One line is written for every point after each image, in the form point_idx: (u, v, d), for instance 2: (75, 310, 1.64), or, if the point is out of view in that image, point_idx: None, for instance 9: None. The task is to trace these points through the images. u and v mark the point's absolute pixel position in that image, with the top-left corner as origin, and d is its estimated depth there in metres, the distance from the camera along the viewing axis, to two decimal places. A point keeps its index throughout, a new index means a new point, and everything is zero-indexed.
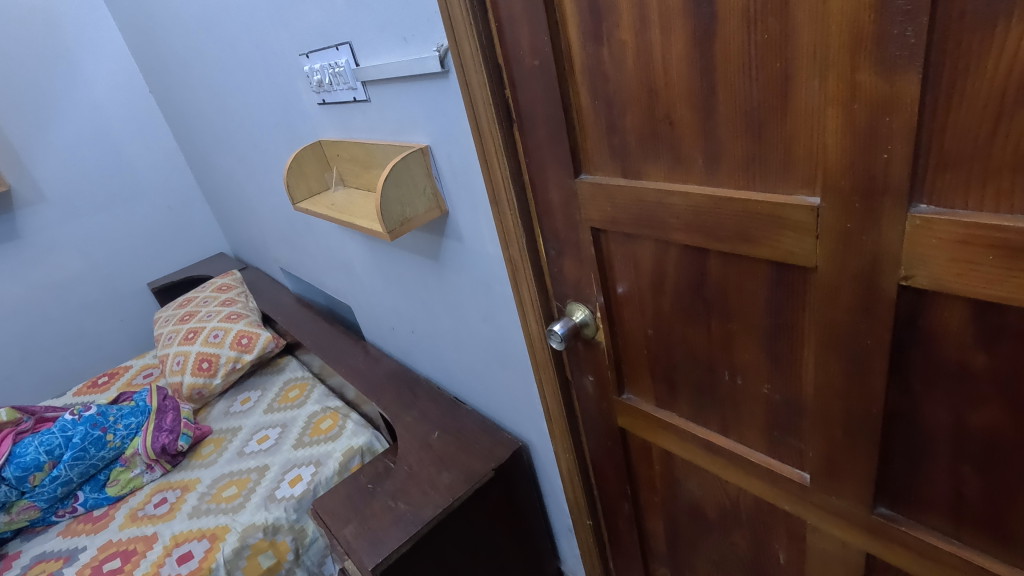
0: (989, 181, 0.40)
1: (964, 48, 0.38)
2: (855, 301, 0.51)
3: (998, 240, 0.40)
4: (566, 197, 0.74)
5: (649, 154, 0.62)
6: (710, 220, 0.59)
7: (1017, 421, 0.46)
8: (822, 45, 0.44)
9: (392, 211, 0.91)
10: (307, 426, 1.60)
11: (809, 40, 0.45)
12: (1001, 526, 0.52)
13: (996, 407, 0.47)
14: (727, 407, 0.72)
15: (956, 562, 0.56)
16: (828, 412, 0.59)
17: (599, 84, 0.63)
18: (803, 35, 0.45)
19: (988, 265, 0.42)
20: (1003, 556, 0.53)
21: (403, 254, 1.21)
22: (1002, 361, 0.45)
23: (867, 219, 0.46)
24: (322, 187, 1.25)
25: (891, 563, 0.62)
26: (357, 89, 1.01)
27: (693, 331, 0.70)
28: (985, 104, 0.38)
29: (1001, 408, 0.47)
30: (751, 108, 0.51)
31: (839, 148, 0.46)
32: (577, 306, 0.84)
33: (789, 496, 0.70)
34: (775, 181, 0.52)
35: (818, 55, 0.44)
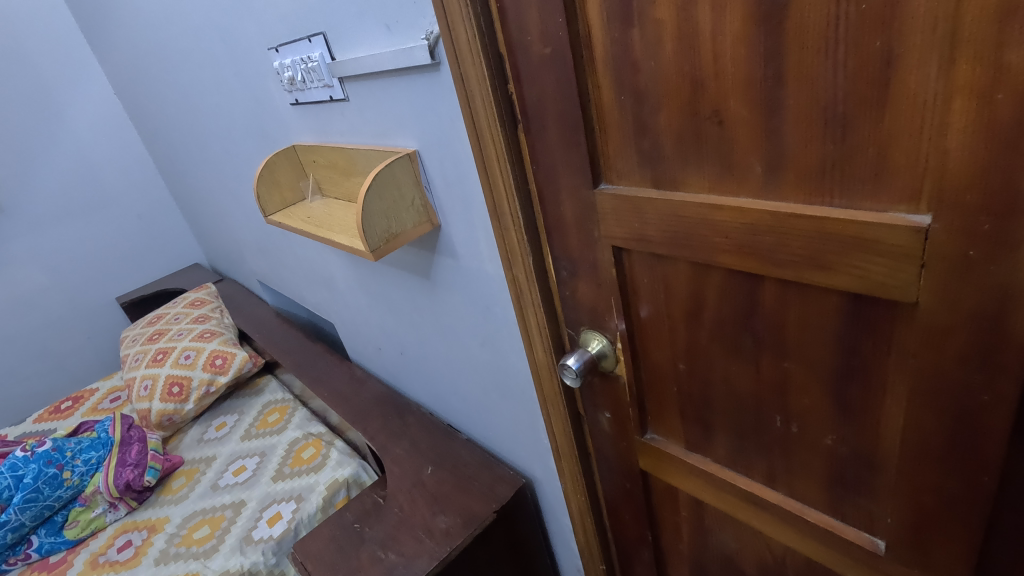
0: None
1: None
2: (968, 346, 0.40)
3: None
4: (582, 210, 0.63)
5: (689, 160, 0.51)
6: (770, 241, 0.48)
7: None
8: (952, 15, 0.33)
9: (376, 227, 0.79)
10: (288, 455, 1.46)
11: (930, 10, 0.33)
12: None
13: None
14: (777, 457, 0.61)
15: None
16: (917, 474, 0.48)
17: (627, 75, 0.52)
18: (919, 3, 0.34)
19: None
20: None
21: (389, 270, 1.09)
22: None
23: (999, 244, 0.36)
24: (297, 197, 1.12)
25: None
26: (333, 87, 0.89)
27: (738, 370, 0.59)
28: None
29: None
30: (834, 101, 0.40)
31: (966, 153, 0.35)
32: (593, 336, 0.72)
33: (854, 562, 0.59)
34: (862, 194, 0.41)
35: (943, 29, 0.33)
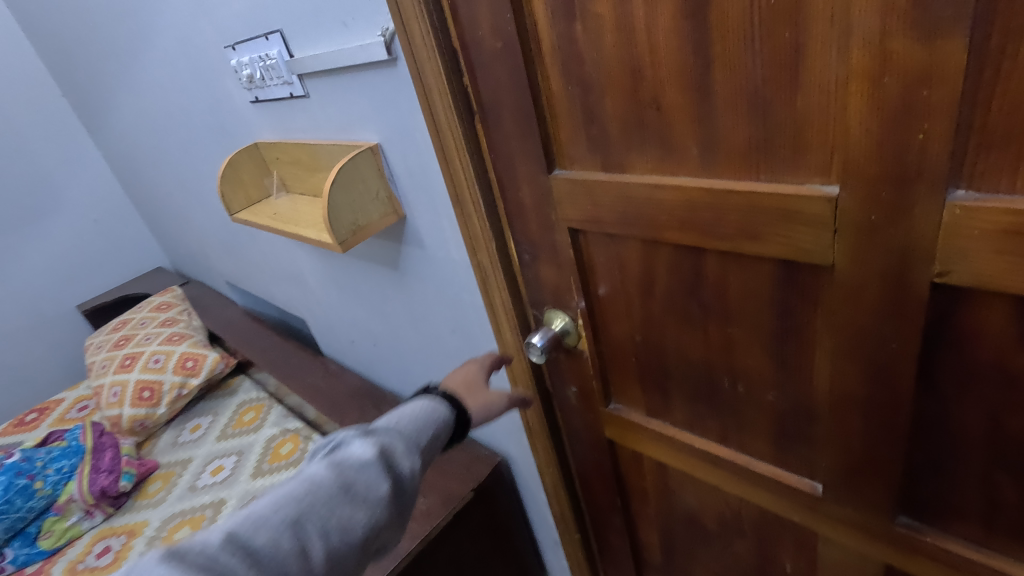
0: None
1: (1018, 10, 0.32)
2: (879, 301, 0.45)
3: None
4: (540, 195, 0.67)
5: (634, 143, 0.55)
6: (708, 216, 0.52)
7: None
8: (846, 8, 0.37)
9: (342, 219, 0.81)
10: (266, 451, 1.47)
11: (827, 4, 0.38)
12: None
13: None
14: (727, 416, 0.66)
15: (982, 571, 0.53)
16: (845, 419, 0.54)
17: (573, 66, 0.55)
18: None
19: None
20: None
21: (358, 264, 1.11)
22: None
23: (896, 209, 0.41)
24: (261, 194, 1.13)
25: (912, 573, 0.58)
26: (293, 84, 0.90)
27: (688, 337, 0.64)
28: None
29: None
30: (755, 86, 0.44)
31: (865, 130, 0.39)
32: (556, 314, 0.76)
33: (799, 508, 0.65)
34: (784, 169, 0.46)
35: (840, 21, 0.38)
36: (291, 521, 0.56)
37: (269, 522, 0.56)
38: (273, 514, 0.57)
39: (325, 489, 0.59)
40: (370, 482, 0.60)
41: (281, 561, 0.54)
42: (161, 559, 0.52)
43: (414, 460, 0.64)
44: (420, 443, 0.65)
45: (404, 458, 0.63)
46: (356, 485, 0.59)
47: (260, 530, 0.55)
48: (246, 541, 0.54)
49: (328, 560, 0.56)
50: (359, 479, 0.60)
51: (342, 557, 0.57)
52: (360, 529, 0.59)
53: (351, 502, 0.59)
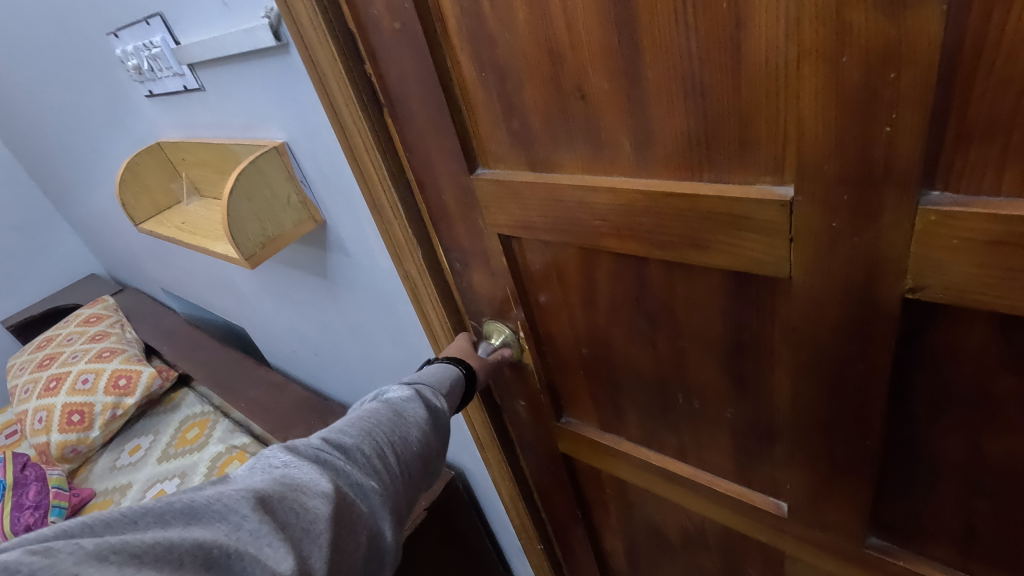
0: None
1: None
2: (843, 318, 0.39)
3: None
4: (463, 198, 0.58)
5: (559, 138, 0.47)
6: (648, 222, 0.45)
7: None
8: None
9: (248, 231, 0.73)
10: (211, 471, 1.34)
11: None
12: (1018, 559, 0.43)
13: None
14: (684, 431, 0.60)
15: None
16: (810, 442, 0.48)
17: (485, 48, 0.46)
18: None
19: None
20: None
21: (286, 271, 1.00)
22: None
23: (860, 213, 0.34)
24: (170, 201, 1.02)
25: None
26: (185, 76, 0.79)
27: (637, 350, 0.57)
28: None
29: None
30: (691, 69, 0.36)
31: (821, 121, 0.32)
32: (495, 327, 0.69)
33: (764, 526, 0.60)
34: (730, 167, 0.39)
35: None
36: (367, 430, 0.55)
37: (348, 431, 0.54)
38: (350, 426, 0.55)
39: (382, 410, 0.58)
40: (419, 405, 0.59)
41: (366, 459, 0.53)
42: (276, 453, 0.51)
43: (451, 397, 0.63)
44: (453, 385, 0.64)
45: (444, 391, 0.63)
46: (410, 405, 0.59)
47: (345, 435, 0.54)
48: (336, 442, 0.53)
49: (403, 465, 0.56)
50: (408, 405, 0.59)
51: (412, 465, 0.56)
52: (425, 440, 0.58)
53: (408, 421, 0.57)
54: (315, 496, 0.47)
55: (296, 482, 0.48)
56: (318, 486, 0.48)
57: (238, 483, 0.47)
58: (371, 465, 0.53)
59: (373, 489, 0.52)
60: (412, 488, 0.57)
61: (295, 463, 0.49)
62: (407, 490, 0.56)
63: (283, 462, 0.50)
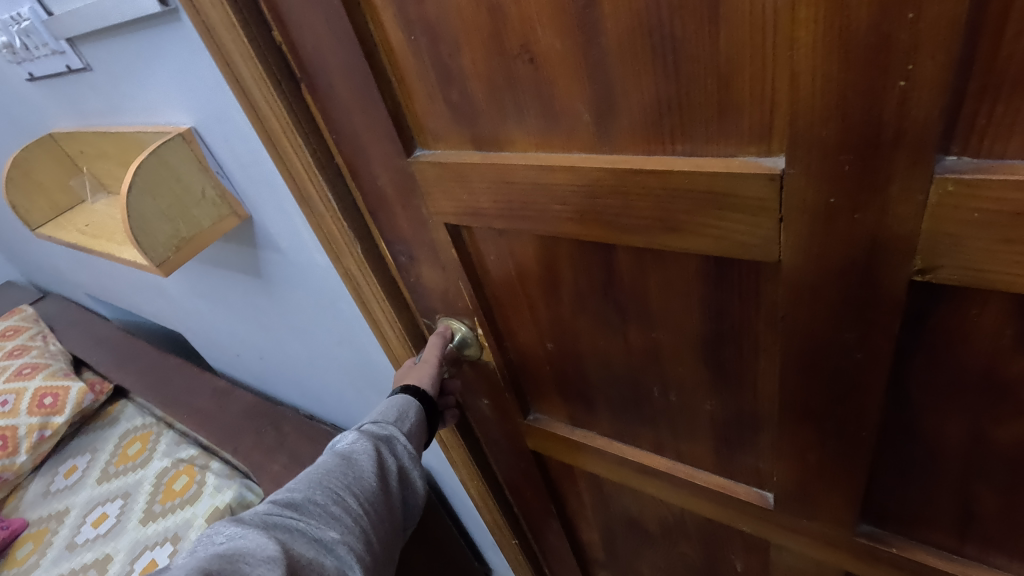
0: None
1: None
2: (839, 304, 0.34)
3: None
4: (402, 184, 0.51)
5: (506, 111, 0.40)
6: (615, 205, 0.39)
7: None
8: None
9: (156, 233, 0.63)
10: (157, 488, 1.17)
11: None
12: (1018, 542, 0.41)
13: None
14: (661, 425, 0.56)
15: None
16: (798, 434, 0.44)
17: (411, 5, 0.39)
18: None
19: None
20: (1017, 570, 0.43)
21: (216, 270, 0.90)
22: None
23: (862, 187, 0.29)
24: (72, 200, 0.90)
25: None
26: (65, 54, 0.67)
27: (607, 343, 0.52)
28: None
29: None
30: (659, 17, 0.30)
31: (819, 76, 0.27)
32: (452, 322, 0.62)
33: (748, 517, 0.57)
34: (707, 137, 0.33)
35: None
36: (317, 481, 0.53)
37: (297, 488, 0.52)
38: (299, 482, 0.53)
39: (332, 459, 0.55)
40: (370, 440, 0.57)
41: (321, 510, 0.51)
42: (220, 529, 0.48)
43: (409, 421, 0.59)
44: (405, 411, 0.60)
45: (394, 418, 0.59)
46: (360, 444, 0.56)
47: (294, 492, 0.52)
48: (285, 501, 0.51)
49: (366, 506, 0.53)
50: (358, 446, 0.56)
51: (376, 504, 0.54)
52: (384, 475, 0.56)
53: (360, 463, 0.55)
54: (261, 562, 0.44)
55: (238, 553, 0.44)
56: (265, 550, 0.45)
57: (175, 568, 0.43)
58: (329, 514, 0.51)
59: (334, 539, 0.49)
60: (382, 529, 0.55)
61: (239, 534, 0.46)
62: (378, 532, 0.54)
63: (228, 535, 0.47)
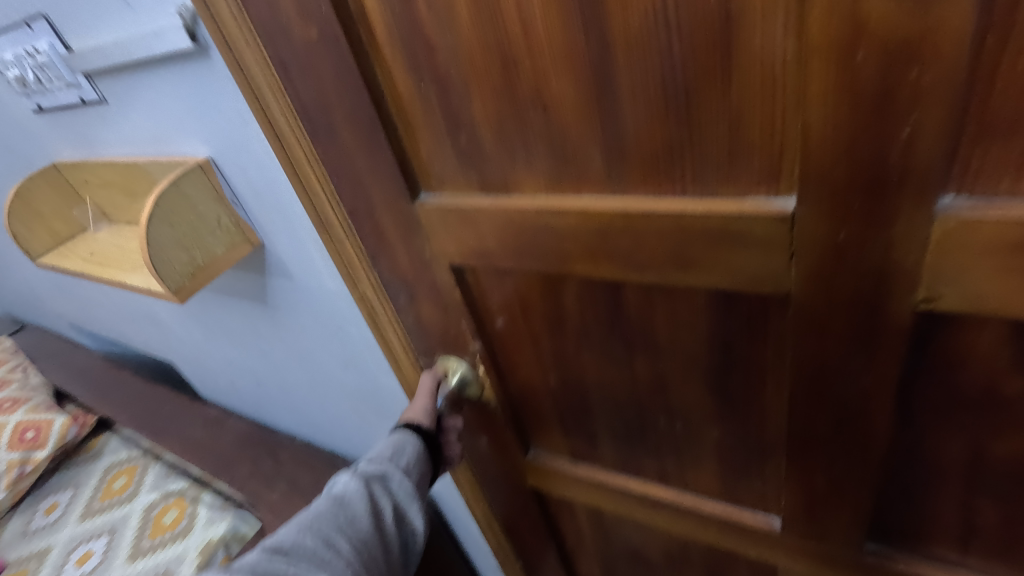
0: None
1: None
2: (848, 333, 0.37)
3: None
4: (405, 226, 0.52)
5: (515, 157, 0.42)
6: (628, 244, 0.41)
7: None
8: None
9: (172, 261, 0.63)
10: (145, 523, 1.12)
11: None
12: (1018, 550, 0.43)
13: None
14: (666, 454, 0.58)
15: None
16: (806, 458, 0.46)
17: (422, 56, 0.41)
18: None
19: None
20: None
21: (219, 300, 0.91)
22: None
23: (869, 223, 0.31)
24: (72, 228, 0.90)
25: None
26: (81, 87, 0.68)
27: (614, 376, 0.54)
28: None
29: None
30: (672, 70, 0.32)
31: (829, 123, 0.29)
32: (451, 362, 0.62)
33: (753, 542, 0.58)
34: (717, 180, 0.36)
35: None
36: (308, 525, 0.54)
37: (288, 533, 0.54)
38: (291, 525, 0.55)
39: (325, 501, 0.56)
40: (363, 480, 0.57)
41: (311, 556, 0.52)
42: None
43: (406, 457, 0.60)
44: (402, 447, 0.60)
45: (389, 454, 0.59)
46: (352, 485, 0.57)
47: (285, 536, 0.54)
48: (276, 547, 0.53)
49: (359, 548, 0.54)
50: (350, 487, 0.57)
51: (369, 546, 0.55)
52: (378, 515, 0.56)
53: (351, 505, 0.56)
54: None
55: None
56: None
57: None
58: (318, 560, 0.52)
59: None
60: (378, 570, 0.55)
61: None
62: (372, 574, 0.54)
63: None
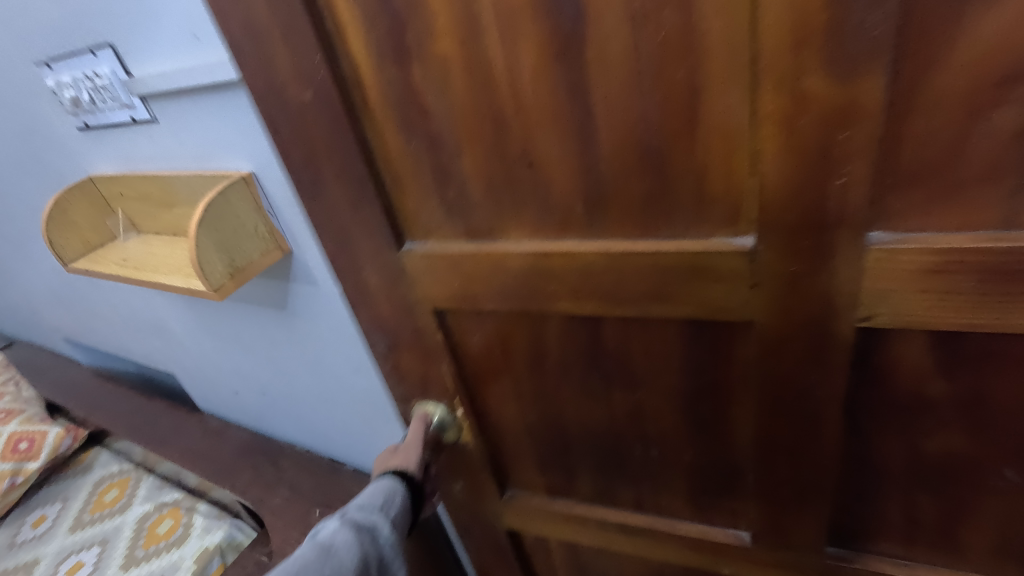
0: (951, 198, 0.34)
1: (926, 37, 0.30)
2: (803, 352, 0.43)
3: (975, 260, 0.34)
4: (389, 275, 0.57)
5: (501, 211, 0.48)
6: (609, 281, 0.47)
7: (977, 444, 0.42)
8: (747, 46, 0.34)
9: (214, 264, 0.69)
10: (138, 534, 1.15)
11: (726, 45, 0.34)
12: (956, 538, 0.49)
13: (953, 432, 0.43)
14: (643, 483, 0.63)
15: None
16: (771, 469, 0.51)
17: (415, 119, 0.46)
18: (715, 33, 0.34)
19: (964, 291, 0.36)
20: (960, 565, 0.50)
21: (235, 309, 0.96)
22: (962, 384, 0.40)
23: (815, 256, 0.38)
24: (103, 237, 0.95)
25: None
26: (135, 107, 0.75)
27: (592, 410, 0.59)
28: (949, 106, 0.32)
29: (959, 433, 0.43)
30: (647, 134, 0.39)
31: (780, 175, 0.36)
32: (430, 405, 0.67)
33: (724, 559, 0.63)
34: (687, 225, 0.42)
35: (740, 59, 0.34)
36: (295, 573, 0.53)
37: None
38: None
39: (312, 550, 0.56)
40: (353, 528, 0.58)
41: None
42: None
43: (393, 508, 0.62)
44: (391, 497, 0.62)
45: (380, 504, 0.61)
46: (342, 534, 0.57)
47: None
48: None
49: None
50: (340, 535, 0.57)
51: None
52: (364, 565, 0.56)
53: (341, 554, 0.56)
54: None
55: None
56: None
57: None
58: None
59: None
60: None
61: None
62: None
63: None
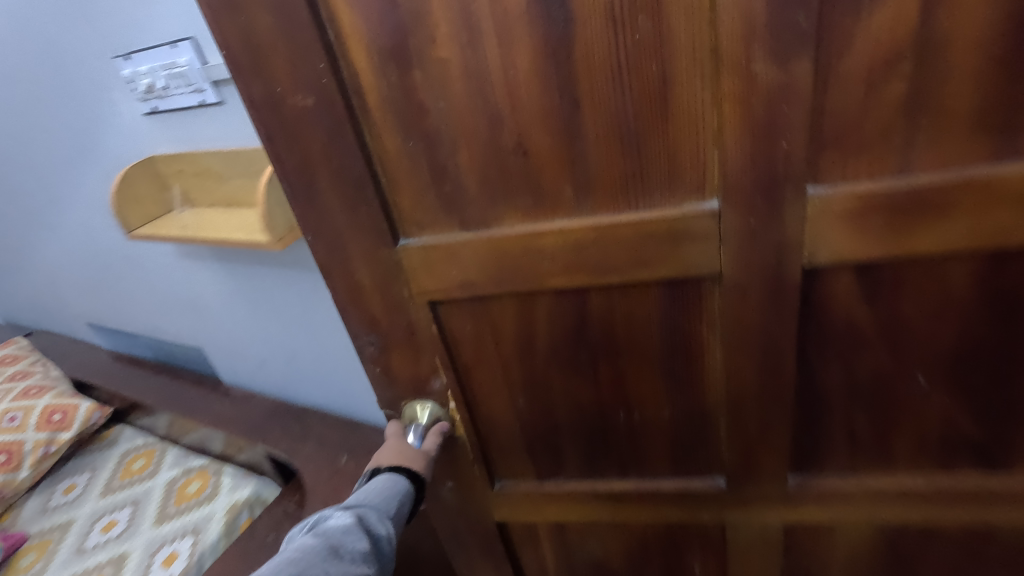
0: (863, 154, 0.45)
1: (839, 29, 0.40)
2: (763, 296, 0.52)
3: (884, 201, 0.45)
4: (382, 274, 0.60)
5: (496, 200, 0.54)
6: (597, 254, 0.54)
7: (895, 360, 0.54)
8: (706, 43, 0.43)
9: (279, 216, 0.82)
10: (168, 495, 1.21)
11: (689, 43, 0.43)
12: (888, 447, 0.60)
13: (879, 351, 0.53)
14: (624, 449, 0.68)
15: (864, 493, 0.63)
16: (740, 406, 0.59)
17: (412, 119, 0.51)
18: (681, 32, 0.43)
19: (876, 228, 0.47)
20: (891, 471, 0.62)
21: (274, 276, 1.09)
22: (881, 309, 0.51)
23: (768, 211, 0.47)
24: (161, 209, 1.08)
25: (806, 523, 0.68)
26: (205, 91, 0.88)
27: (579, 386, 0.64)
28: (855, 85, 0.42)
29: (882, 352, 0.53)
30: (625, 121, 0.47)
31: (738, 145, 0.45)
32: (420, 405, 0.69)
33: (703, 508, 0.69)
34: (663, 196, 0.50)
35: (700, 53, 0.43)
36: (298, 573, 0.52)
37: None
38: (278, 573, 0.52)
39: (318, 549, 0.55)
40: (361, 534, 0.57)
41: None
42: None
43: (400, 516, 0.62)
44: (400, 504, 0.62)
45: (390, 512, 0.61)
46: (350, 537, 0.56)
47: None
48: None
49: None
50: (347, 538, 0.56)
51: None
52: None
53: (345, 559, 0.55)
54: None
55: None
56: None
57: None
58: None
59: None
60: None
61: None
62: None
63: None
